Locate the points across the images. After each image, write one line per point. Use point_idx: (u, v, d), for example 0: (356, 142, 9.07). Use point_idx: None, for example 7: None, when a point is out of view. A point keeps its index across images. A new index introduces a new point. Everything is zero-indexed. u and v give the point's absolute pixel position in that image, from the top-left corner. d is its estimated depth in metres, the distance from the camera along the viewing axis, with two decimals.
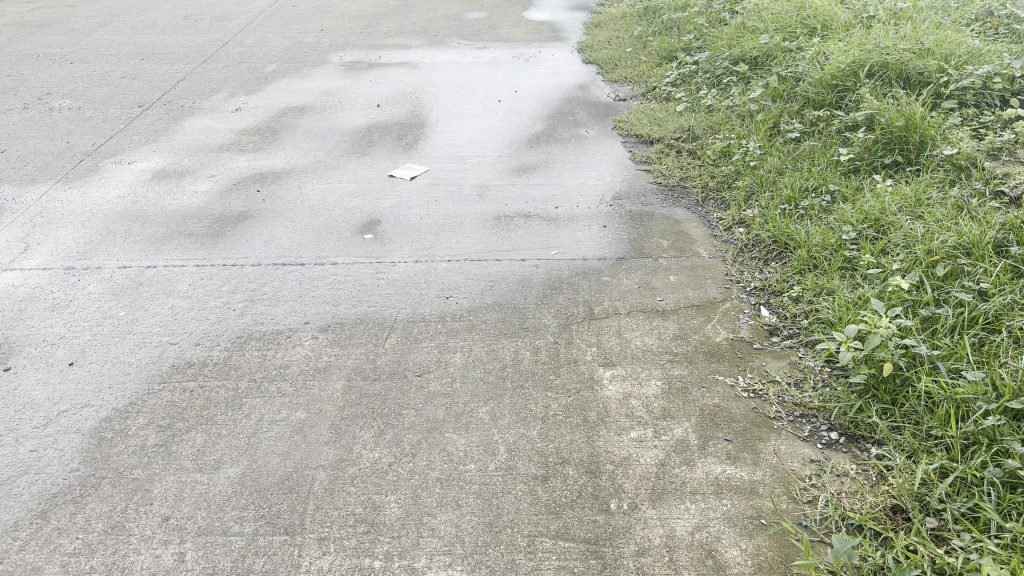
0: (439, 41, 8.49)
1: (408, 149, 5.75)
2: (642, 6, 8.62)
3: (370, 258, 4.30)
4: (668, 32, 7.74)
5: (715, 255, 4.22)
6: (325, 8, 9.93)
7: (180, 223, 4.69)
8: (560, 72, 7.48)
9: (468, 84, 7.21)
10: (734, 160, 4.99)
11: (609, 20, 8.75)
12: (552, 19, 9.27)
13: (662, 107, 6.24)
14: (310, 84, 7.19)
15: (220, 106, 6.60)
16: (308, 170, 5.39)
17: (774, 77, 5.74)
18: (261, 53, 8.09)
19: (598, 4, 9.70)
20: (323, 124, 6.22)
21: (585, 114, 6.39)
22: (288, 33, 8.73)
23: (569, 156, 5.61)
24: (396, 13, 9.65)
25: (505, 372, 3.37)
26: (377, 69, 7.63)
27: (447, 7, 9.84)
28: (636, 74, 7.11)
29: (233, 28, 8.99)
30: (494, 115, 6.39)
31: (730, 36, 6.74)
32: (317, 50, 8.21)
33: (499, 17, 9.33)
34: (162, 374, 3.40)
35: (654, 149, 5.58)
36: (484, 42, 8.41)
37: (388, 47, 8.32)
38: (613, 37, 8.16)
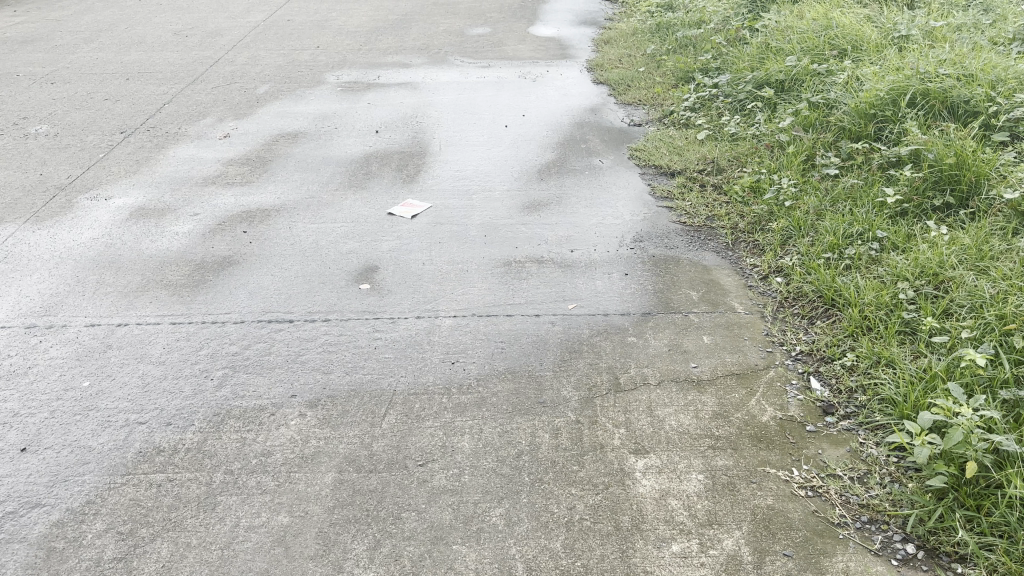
0: (441, 59, 8.07)
1: (408, 182, 5.31)
2: (655, 23, 8.22)
3: (366, 314, 3.85)
4: (684, 50, 7.32)
5: (752, 311, 3.79)
6: (321, 22, 9.51)
7: (157, 272, 4.26)
8: (570, 94, 7.05)
9: (473, 107, 6.77)
10: (766, 199, 4.55)
11: (619, 36, 8.33)
12: (559, 34, 8.84)
13: (681, 134, 5.81)
14: (304, 107, 6.76)
15: (207, 132, 6.17)
16: (299, 207, 4.96)
17: (804, 103, 5.31)
18: (253, 72, 7.67)
19: (606, 18, 9.27)
20: (318, 153, 5.79)
21: (598, 142, 5.96)
22: (282, 50, 8.31)
23: (583, 191, 5.17)
24: (396, 28, 9.23)
25: (521, 461, 2.92)
26: (377, 90, 7.20)
27: (449, 22, 9.42)
28: (651, 97, 6.68)
29: (224, 45, 8.57)
30: (501, 142, 5.95)
31: (752, 57, 6.32)
32: (313, 68, 7.78)
33: (503, 33, 8.90)
34: (126, 465, 2.97)
35: (676, 182, 5.14)
36: (488, 60, 7.98)
37: (387, 66, 7.89)
38: (624, 55, 7.75)
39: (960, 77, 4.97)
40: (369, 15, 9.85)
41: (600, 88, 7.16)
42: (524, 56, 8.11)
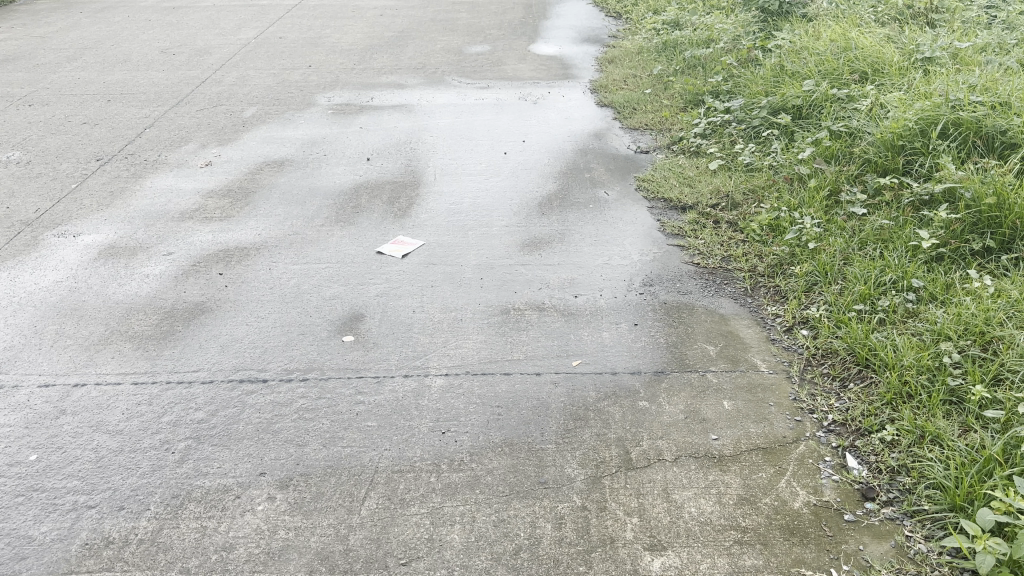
0: (438, 79, 7.74)
1: (400, 216, 4.96)
2: (661, 41, 7.91)
3: (348, 371, 3.48)
4: (693, 71, 6.99)
5: (777, 371, 3.42)
6: (315, 39, 9.20)
7: (123, 322, 3.91)
8: (572, 118, 6.71)
9: (470, 132, 6.43)
10: (787, 239, 4.20)
11: (624, 54, 8.01)
12: (561, 52, 8.52)
13: (691, 163, 5.46)
14: (293, 132, 6.42)
15: (189, 160, 5.83)
16: (281, 245, 4.61)
17: (825, 132, 4.97)
18: (241, 93, 7.35)
19: (610, 36, 8.95)
20: (304, 183, 5.45)
21: (603, 171, 5.61)
22: (272, 71, 8.00)
23: (588, 227, 4.81)
24: (391, 46, 8.91)
25: (519, 559, 2.54)
26: (369, 114, 6.87)
27: (447, 39, 9.10)
28: (658, 121, 6.34)
29: (213, 65, 8.26)
30: (500, 172, 5.60)
31: (766, 79, 5.98)
32: (303, 90, 7.46)
33: (503, 51, 8.58)
34: (68, 561, 2.61)
35: (687, 217, 4.79)
36: (487, 81, 7.65)
37: (382, 87, 7.56)
38: (629, 75, 7.42)
39: (994, 106, 4.63)
40: (365, 32, 9.55)
41: (604, 111, 6.83)
42: (525, 76, 7.79)
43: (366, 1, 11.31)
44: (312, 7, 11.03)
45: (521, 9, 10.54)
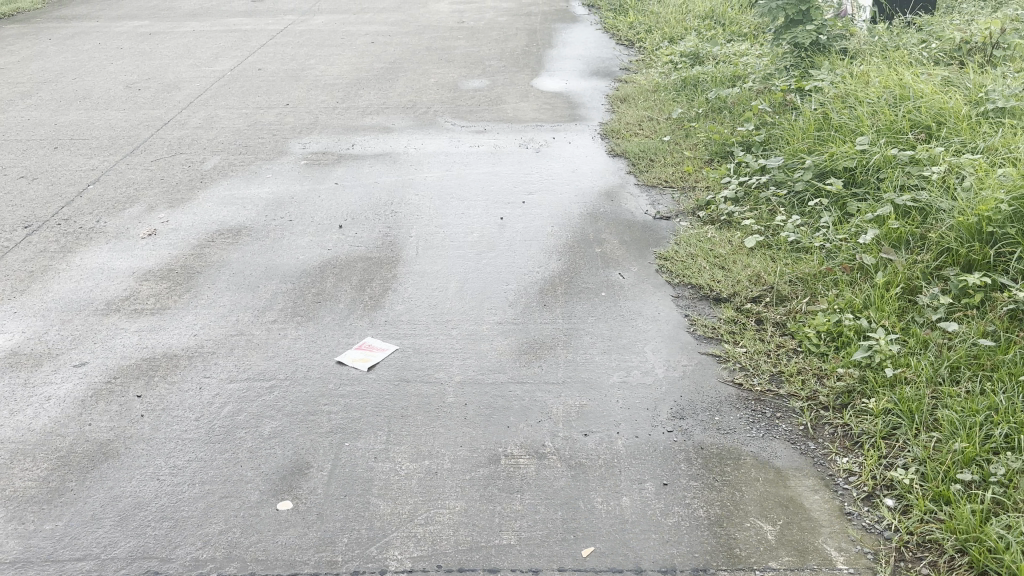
0: (429, 121, 6.89)
1: (370, 306, 4.08)
2: (680, 77, 7.05)
3: (278, 564, 2.59)
4: (718, 116, 6.12)
5: (862, 571, 2.52)
6: (296, 72, 8.38)
7: (3, 474, 3.04)
8: (580, 171, 5.83)
9: (463, 189, 5.55)
10: (855, 359, 3.32)
11: (638, 91, 7.16)
12: (568, 88, 7.67)
13: (723, 235, 4.56)
14: (257, 189, 5.58)
15: (130, 230, 5.00)
16: (222, 351, 3.74)
17: (889, 207, 4.09)
18: (205, 140, 6.52)
19: (622, 68, 8.10)
20: (262, 259, 4.59)
21: (616, 243, 4.72)
22: (244, 111, 7.18)
23: (599, 323, 3.90)
24: (380, 80, 8.08)
25: None
26: (347, 165, 6.01)
27: (441, 72, 8.27)
28: (680, 177, 5.46)
29: (179, 103, 7.45)
30: (494, 246, 4.72)
31: (807, 132, 5.11)
32: (276, 135, 6.62)
33: (503, 86, 7.74)
34: None
35: (723, 313, 3.89)
36: (484, 123, 6.80)
37: (365, 131, 6.72)
38: (645, 117, 6.55)
39: None
40: (352, 63, 8.72)
41: (617, 162, 5.95)
42: (527, 117, 6.94)
43: (357, 27, 10.51)
44: (298, 34, 10.23)
45: (524, 36, 9.71)
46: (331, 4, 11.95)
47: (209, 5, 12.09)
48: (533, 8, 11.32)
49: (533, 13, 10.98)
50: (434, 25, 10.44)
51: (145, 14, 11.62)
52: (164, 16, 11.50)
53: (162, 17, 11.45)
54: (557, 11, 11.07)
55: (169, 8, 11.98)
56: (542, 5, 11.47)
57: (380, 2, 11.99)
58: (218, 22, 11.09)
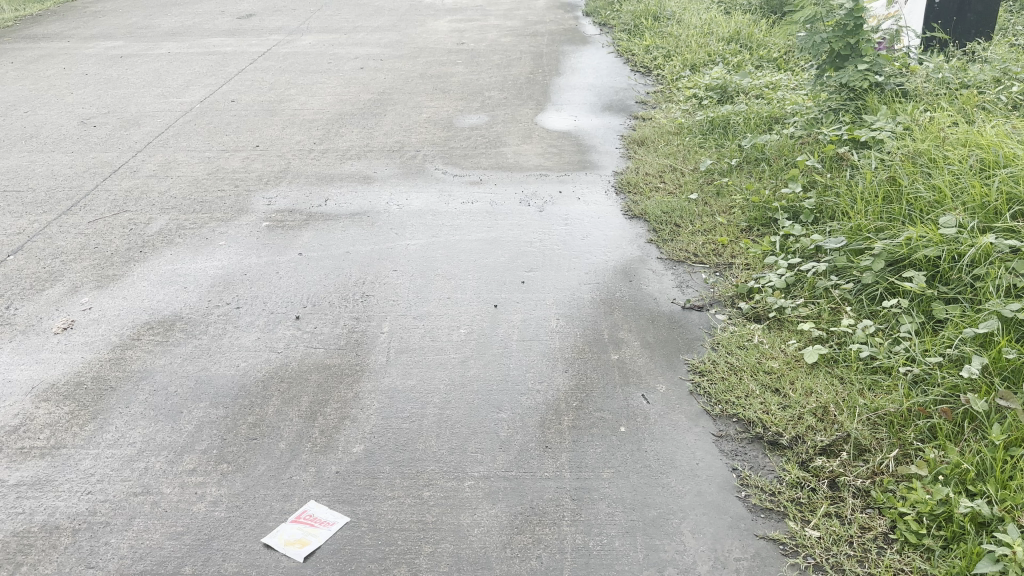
0: (417, 170, 5.98)
1: (320, 445, 3.16)
2: (707, 117, 6.11)
3: None
4: (753, 170, 5.19)
5: None
6: (272, 104, 7.50)
7: None
8: (590, 237, 4.88)
9: (451, 262, 4.62)
10: (978, 568, 2.39)
11: (659, 133, 6.23)
12: (577, 127, 6.77)
13: (773, 341, 3.62)
14: (205, 261, 4.68)
15: (43, 321, 4.11)
16: (119, 522, 2.83)
17: (997, 324, 3.17)
18: (156, 193, 5.63)
19: (638, 102, 7.18)
20: (194, 369, 3.68)
21: (639, 345, 3.75)
22: (208, 155, 6.30)
23: (619, 477, 2.94)
24: (365, 115, 7.19)
25: None
26: (316, 227, 5.09)
27: (435, 106, 7.37)
28: (714, 250, 4.52)
29: (136, 144, 6.59)
30: (484, 348, 3.78)
31: (871, 205, 4.19)
32: (239, 187, 5.71)
33: (502, 124, 6.83)
34: None
35: (783, 467, 2.94)
36: (479, 172, 5.88)
37: (341, 181, 5.82)
38: (667, 167, 5.60)
39: None
40: (336, 94, 7.84)
41: (635, 225, 5.00)
42: (529, 164, 6.01)
43: (346, 49, 9.64)
44: (282, 57, 9.37)
45: (528, 60, 8.80)
46: (321, 21, 11.09)
47: (190, 23, 11.26)
48: (538, 27, 10.42)
49: (539, 33, 10.09)
50: (430, 47, 9.55)
51: (120, 34, 10.79)
52: (141, 35, 10.67)
53: (139, 36, 10.62)
54: (565, 30, 10.17)
55: (148, 26, 11.16)
56: (549, 23, 10.57)
57: (374, 19, 11.13)
58: (197, 42, 10.24)
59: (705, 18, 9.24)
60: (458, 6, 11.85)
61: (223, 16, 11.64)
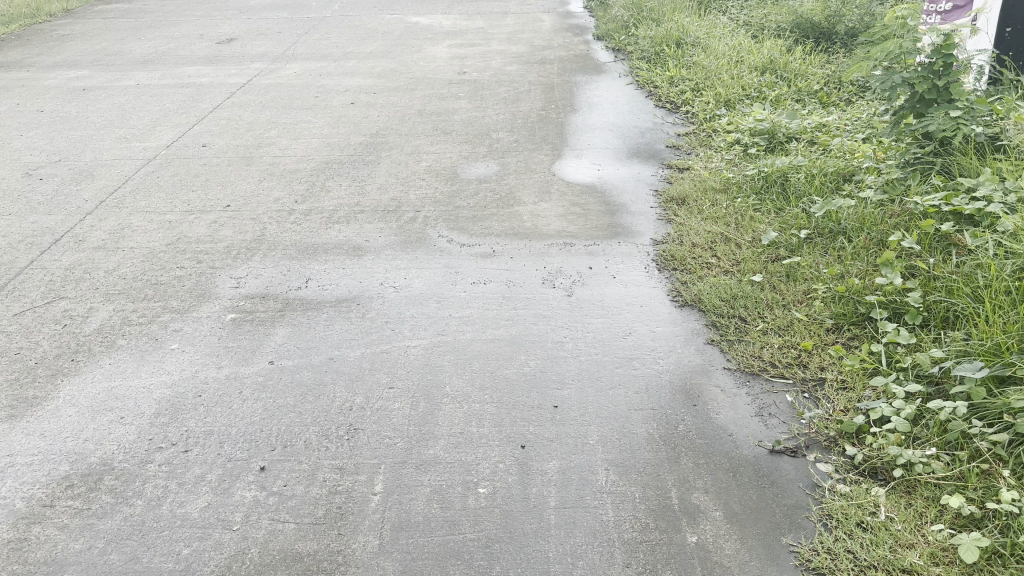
0: (416, 238, 5.03)
1: None
2: (759, 171, 5.18)
3: None
4: (828, 246, 4.26)
5: None
6: (249, 150, 6.56)
7: None
8: (635, 335, 3.89)
9: (461, 374, 3.62)
10: None
11: (702, 186, 5.29)
12: (602, 178, 5.84)
13: (908, 518, 2.66)
14: (151, 375, 3.73)
15: None
16: None
17: None
18: (101, 273, 4.69)
19: (670, 147, 6.28)
20: (118, 561, 2.71)
21: (722, 518, 2.77)
22: (169, 218, 5.35)
23: None
24: (356, 164, 6.27)
25: None
26: (293, 320, 4.12)
27: (436, 152, 6.46)
28: (797, 359, 3.57)
29: (86, 203, 5.64)
30: (511, 520, 2.79)
31: (1005, 311, 3.26)
32: (202, 263, 4.76)
33: (514, 177, 5.90)
34: None
35: None
36: (491, 241, 4.94)
37: (326, 252, 4.87)
38: (718, 236, 4.66)
39: None
40: (323, 136, 6.91)
41: (688, 316, 4.03)
42: (549, 230, 5.06)
43: (335, 79, 8.73)
44: (263, 89, 8.44)
45: (538, 94, 7.90)
46: (308, 47, 10.18)
47: (165, 49, 10.32)
48: (546, 52, 9.54)
49: (548, 60, 9.20)
50: (428, 78, 8.66)
51: (87, 61, 9.85)
52: (109, 63, 9.73)
53: (106, 64, 9.67)
54: (575, 56, 9.30)
55: (117, 53, 10.21)
56: (557, 49, 9.69)
57: (366, 44, 10.23)
58: (169, 72, 9.29)
59: (733, 43, 8.41)
60: (456, 27, 10.97)
61: (201, 41, 10.71)
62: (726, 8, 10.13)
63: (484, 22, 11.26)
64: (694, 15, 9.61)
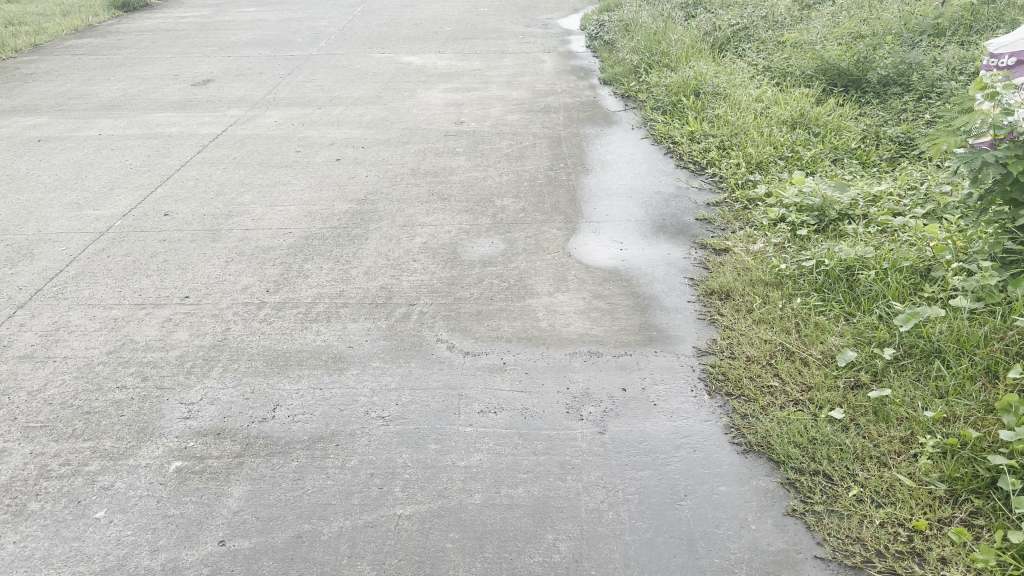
0: (410, 342, 4.18)
1: None
2: (817, 261, 4.39)
3: None
4: (920, 375, 3.48)
5: None
6: (217, 220, 5.73)
7: None
8: (692, 499, 3.05)
9: (469, 567, 2.77)
10: None
11: (750, 275, 4.48)
12: (625, 259, 5.03)
13: None
14: (64, 565, 2.87)
15: None
16: None
17: None
18: (23, 397, 3.82)
19: (701, 218, 5.48)
20: None
21: None
22: (115, 315, 4.51)
23: None
24: (339, 239, 5.44)
25: None
26: (254, 471, 3.27)
27: (432, 224, 5.64)
28: (913, 545, 2.75)
29: (19, 293, 4.79)
30: None
31: None
32: (148, 383, 3.91)
33: (523, 258, 5.09)
34: None
35: None
36: (500, 348, 4.10)
37: (301, 362, 4.02)
38: (777, 349, 3.84)
39: None
40: (303, 202, 6.09)
41: (756, 469, 3.19)
42: (570, 333, 4.20)
43: (318, 130, 7.94)
44: (238, 141, 7.63)
45: (544, 151, 7.13)
46: (291, 90, 9.40)
47: (134, 92, 9.51)
48: (550, 99, 8.80)
49: (552, 108, 8.46)
50: (422, 129, 7.89)
51: (47, 106, 9.02)
52: (71, 108, 8.90)
53: (69, 110, 8.85)
54: (582, 103, 8.56)
55: (82, 96, 9.40)
56: (562, 94, 8.95)
57: (354, 88, 9.46)
58: (137, 119, 8.47)
59: (756, 93, 7.69)
60: (452, 69, 10.24)
61: (175, 82, 9.91)
62: (742, 52, 9.44)
63: (481, 62, 10.54)
64: (709, 59, 8.91)
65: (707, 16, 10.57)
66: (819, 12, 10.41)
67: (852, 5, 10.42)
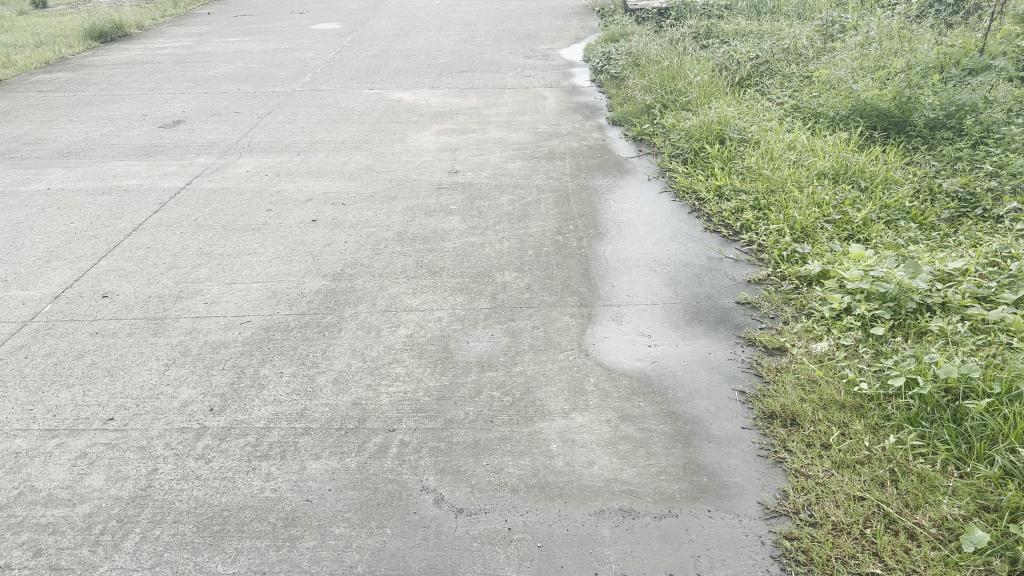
0: (386, 491, 3.21)
1: None
2: (906, 379, 3.48)
3: None
4: None
5: None
6: (164, 305, 4.81)
7: None
8: None
9: None
10: None
11: (820, 394, 3.55)
12: (655, 359, 4.10)
13: None
14: None
15: None
16: None
17: None
18: None
19: (743, 302, 4.56)
20: None
21: None
22: (17, 449, 3.57)
23: None
24: (307, 330, 4.50)
25: None
26: None
27: (420, 310, 4.71)
28: None
29: None
30: None
31: None
32: (41, 560, 2.97)
33: (531, 358, 4.15)
34: None
35: None
36: (505, 500, 3.14)
37: (245, 525, 3.07)
38: (872, 513, 2.92)
39: None
40: (269, 278, 5.17)
41: None
42: (594, 475, 3.24)
43: (295, 182, 7.04)
44: (203, 196, 6.74)
45: (551, 209, 6.23)
46: (268, 133, 8.53)
47: (96, 135, 8.64)
48: (554, 142, 7.92)
49: (558, 153, 7.58)
50: (411, 180, 6.98)
51: None
52: (24, 156, 8.02)
53: (20, 157, 7.97)
54: (591, 148, 7.69)
55: (38, 141, 8.53)
56: (567, 137, 8.08)
57: (338, 130, 8.59)
58: (93, 169, 7.57)
59: (789, 138, 6.82)
60: (446, 107, 9.38)
61: (142, 124, 9.04)
62: (765, 89, 8.59)
63: (478, 99, 9.69)
64: (731, 99, 8.06)
65: (722, 48, 9.75)
66: (844, 44, 9.59)
67: (879, 36, 9.61)
